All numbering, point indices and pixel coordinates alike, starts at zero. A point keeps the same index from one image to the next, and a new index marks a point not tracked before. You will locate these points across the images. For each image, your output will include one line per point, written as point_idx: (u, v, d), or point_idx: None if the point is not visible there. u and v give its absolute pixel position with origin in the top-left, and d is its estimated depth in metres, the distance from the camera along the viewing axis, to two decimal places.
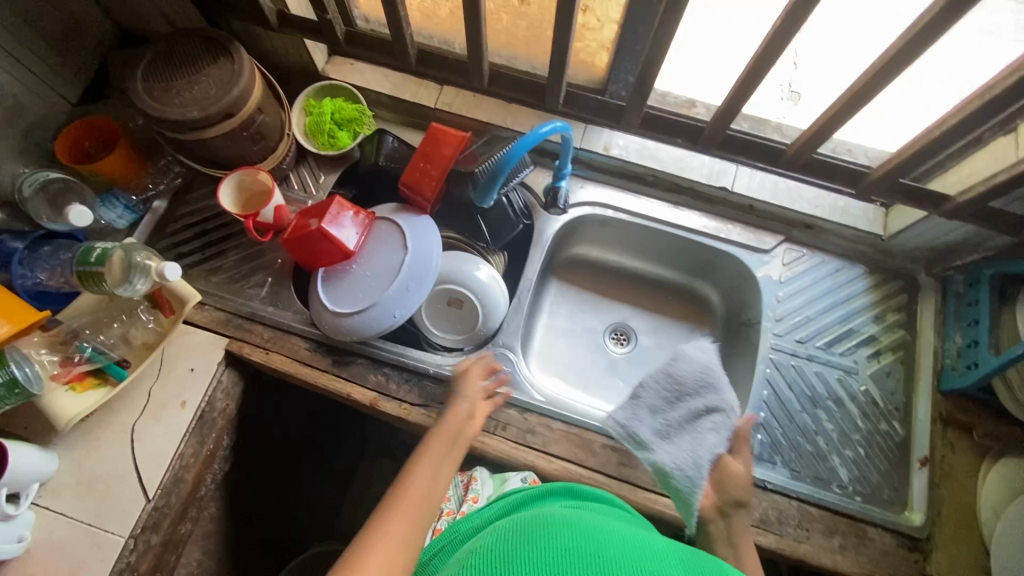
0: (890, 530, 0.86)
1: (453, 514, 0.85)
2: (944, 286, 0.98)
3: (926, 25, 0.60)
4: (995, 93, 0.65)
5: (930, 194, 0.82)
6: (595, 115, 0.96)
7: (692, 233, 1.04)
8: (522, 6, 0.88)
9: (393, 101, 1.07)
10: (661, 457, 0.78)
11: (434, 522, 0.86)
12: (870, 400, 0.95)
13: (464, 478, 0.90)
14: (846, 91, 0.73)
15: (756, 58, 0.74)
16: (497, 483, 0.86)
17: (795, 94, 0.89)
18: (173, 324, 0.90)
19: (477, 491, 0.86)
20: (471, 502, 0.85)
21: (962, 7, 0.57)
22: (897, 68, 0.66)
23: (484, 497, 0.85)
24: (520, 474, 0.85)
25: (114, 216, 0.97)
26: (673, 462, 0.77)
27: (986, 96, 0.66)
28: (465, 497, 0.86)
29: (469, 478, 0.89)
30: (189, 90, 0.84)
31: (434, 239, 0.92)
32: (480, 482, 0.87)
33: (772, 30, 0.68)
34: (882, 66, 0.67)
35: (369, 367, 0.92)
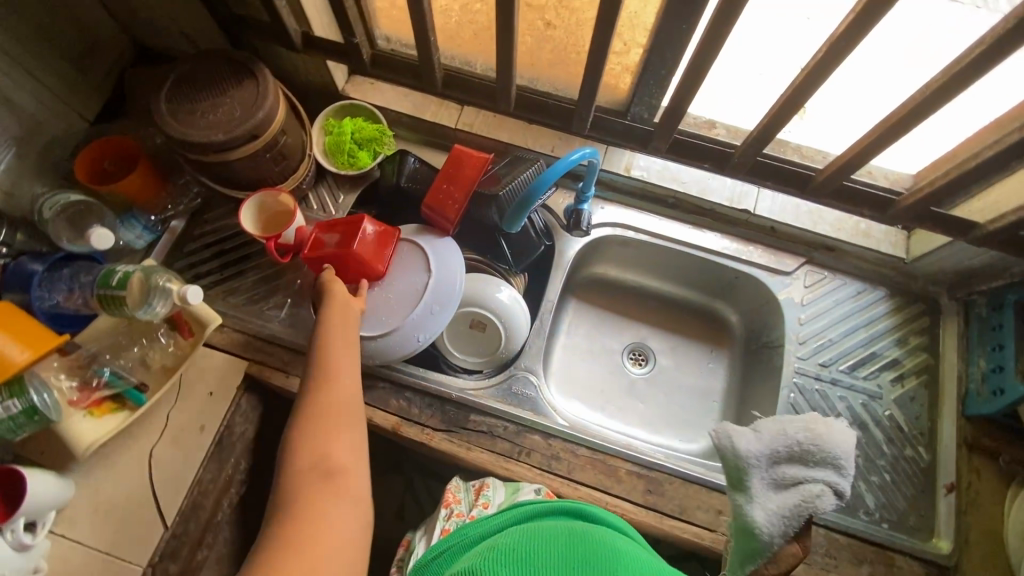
0: (917, 557, 0.85)
1: (463, 517, 0.78)
2: (966, 310, 0.98)
3: (971, 62, 0.60)
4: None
5: (958, 222, 0.82)
6: (620, 138, 0.96)
7: (713, 255, 1.04)
8: (548, 30, 0.87)
9: (413, 121, 1.06)
10: (756, 510, 0.60)
11: (440, 522, 0.79)
12: (895, 425, 0.94)
13: (476, 483, 0.84)
14: (881, 122, 0.73)
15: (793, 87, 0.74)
16: (510, 491, 0.81)
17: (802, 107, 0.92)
18: (193, 347, 0.88)
19: (489, 498, 0.80)
20: (481, 509, 0.79)
21: (1008, 47, 0.57)
22: (939, 100, 0.66)
23: (496, 505, 0.79)
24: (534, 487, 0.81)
25: (132, 236, 0.95)
26: (766, 519, 0.59)
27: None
28: (476, 502, 0.79)
29: (482, 484, 0.83)
30: (214, 113, 0.84)
31: (457, 261, 0.92)
32: (493, 488, 0.81)
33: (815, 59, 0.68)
34: (922, 98, 0.67)
35: (390, 392, 0.90)
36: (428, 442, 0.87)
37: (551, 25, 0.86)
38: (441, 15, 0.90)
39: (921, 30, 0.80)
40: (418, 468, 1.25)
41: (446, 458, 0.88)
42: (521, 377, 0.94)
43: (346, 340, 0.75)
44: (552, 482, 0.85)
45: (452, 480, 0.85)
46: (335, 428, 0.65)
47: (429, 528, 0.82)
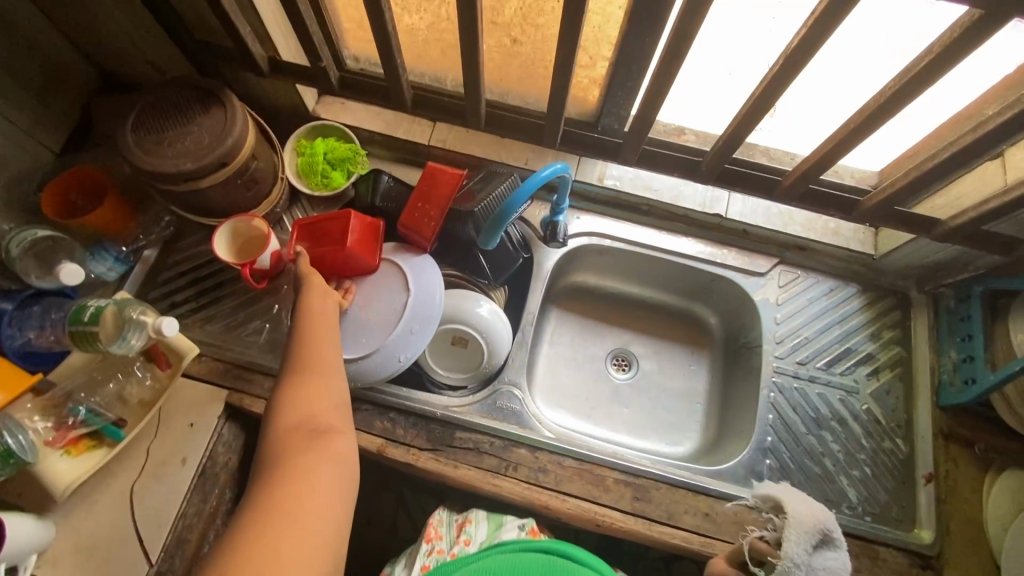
0: (901, 549, 0.87)
1: (444, 554, 0.81)
2: (935, 302, 1.01)
3: (922, 71, 0.62)
4: (988, 130, 0.67)
5: (921, 219, 0.84)
6: (591, 151, 0.98)
7: (689, 260, 1.05)
8: (514, 46, 0.88)
9: (386, 139, 1.07)
10: None
11: (421, 558, 0.81)
12: (873, 419, 0.96)
13: (459, 516, 0.87)
14: (841, 128, 0.75)
15: (756, 97, 0.76)
16: (493, 527, 0.84)
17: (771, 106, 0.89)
18: (171, 379, 0.87)
19: (471, 534, 0.84)
20: (462, 546, 0.83)
21: (956, 57, 0.59)
22: (898, 105, 0.67)
23: (477, 542, 0.83)
24: (520, 522, 0.84)
25: (103, 268, 0.94)
26: None
27: (981, 130, 0.68)
28: (458, 540, 0.83)
29: (464, 519, 0.86)
30: (182, 141, 0.83)
31: (435, 276, 0.92)
32: (475, 524, 0.84)
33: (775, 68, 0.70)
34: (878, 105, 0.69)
35: (374, 413, 0.90)
36: (414, 462, 0.87)
37: (517, 41, 0.87)
38: (408, 34, 0.91)
39: (920, 30, 0.67)
40: (407, 485, 1.24)
41: (434, 477, 0.88)
42: (505, 392, 0.94)
43: (324, 321, 0.77)
44: (540, 496, 0.86)
45: (434, 511, 0.88)
46: (317, 395, 0.68)
47: (407, 559, 0.84)
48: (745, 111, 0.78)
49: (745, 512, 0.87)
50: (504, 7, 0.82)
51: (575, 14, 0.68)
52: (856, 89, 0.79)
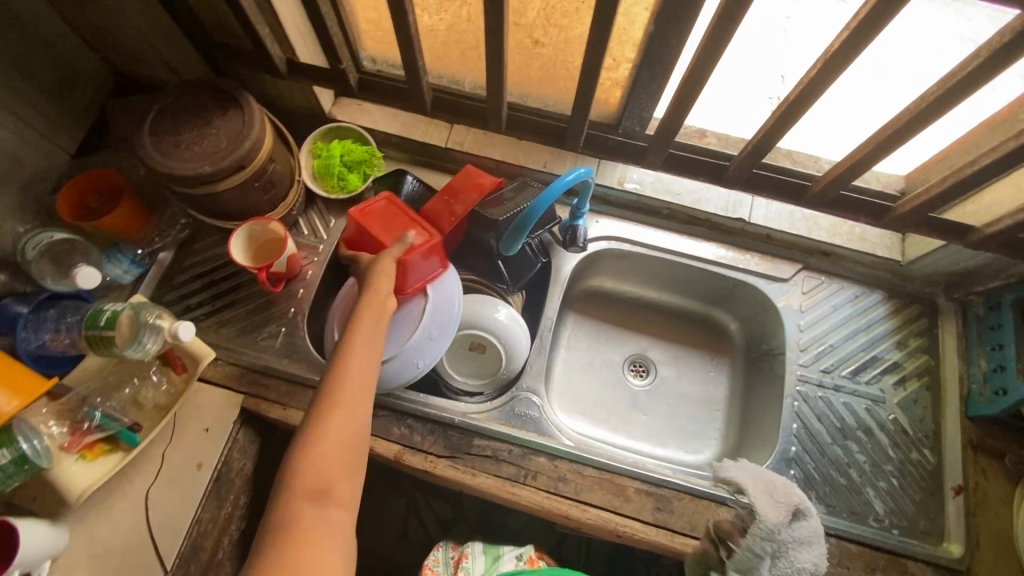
0: (930, 563, 0.85)
1: None
2: (963, 309, 0.98)
3: (968, 75, 0.60)
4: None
5: (955, 226, 0.82)
6: (617, 154, 0.97)
7: (710, 265, 1.03)
8: (536, 47, 0.87)
9: (403, 141, 1.05)
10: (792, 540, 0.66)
11: None
12: (899, 429, 0.93)
13: (455, 554, 0.89)
14: (877, 133, 0.72)
15: (789, 99, 0.73)
16: (489, 560, 0.87)
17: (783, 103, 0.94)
18: (186, 384, 0.86)
19: (469, 569, 0.86)
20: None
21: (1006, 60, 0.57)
22: (941, 109, 0.65)
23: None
24: (517, 551, 0.88)
25: (120, 271, 0.93)
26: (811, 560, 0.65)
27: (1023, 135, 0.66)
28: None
29: (461, 554, 0.88)
30: (199, 144, 0.82)
31: (454, 281, 0.91)
32: (472, 559, 0.87)
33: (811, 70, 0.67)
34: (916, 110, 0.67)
35: (391, 420, 0.89)
36: (431, 469, 0.86)
37: (539, 43, 0.85)
38: (428, 35, 0.89)
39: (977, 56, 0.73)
40: (420, 490, 1.23)
41: (451, 484, 0.87)
42: (523, 398, 0.93)
43: (372, 344, 0.73)
44: (559, 506, 0.84)
45: (430, 552, 0.90)
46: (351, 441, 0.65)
47: None
48: (776, 116, 0.76)
49: None
50: (528, 8, 0.80)
51: (604, 16, 0.66)
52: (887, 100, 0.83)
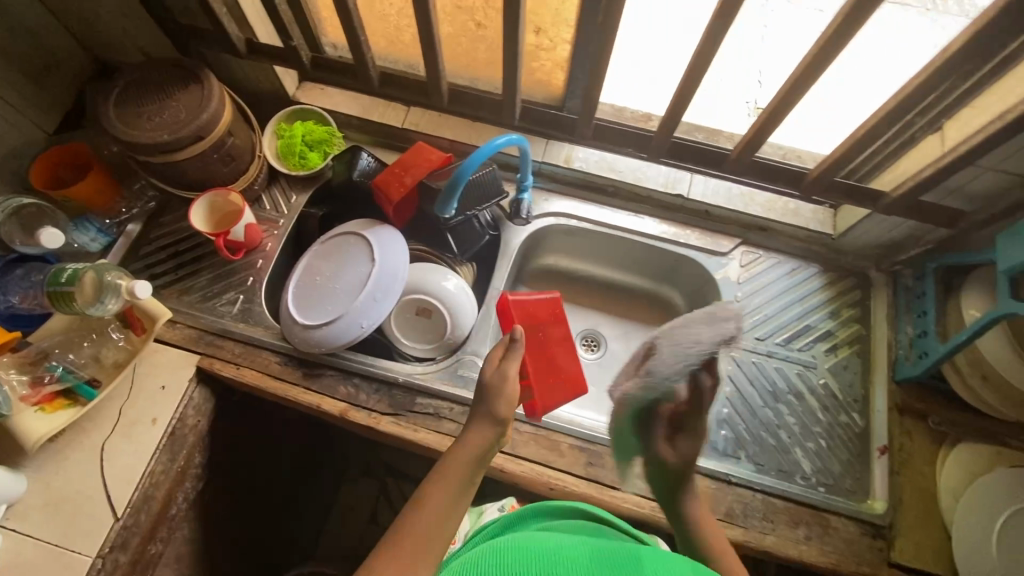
0: (853, 519, 0.88)
1: None
2: (893, 280, 1.03)
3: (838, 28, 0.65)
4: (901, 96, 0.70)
5: (866, 192, 0.87)
6: (549, 128, 1.01)
7: (653, 240, 1.08)
8: (479, 30, 0.92)
9: (363, 122, 1.11)
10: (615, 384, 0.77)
11: None
12: (829, 393, 0.97)
13: None
14: (773, 100, 0.78)
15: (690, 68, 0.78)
16: (475, 517, 0.93)
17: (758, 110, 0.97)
18: (144, 344, 0.91)
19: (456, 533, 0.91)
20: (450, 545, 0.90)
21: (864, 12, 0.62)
22: (821, 66, 0.70)
23: (462, 536, 0.91)
24: (500, 504, 0.93)
25: (86, 239, 0.99)
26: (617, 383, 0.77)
27: (902, 94, 0.71)
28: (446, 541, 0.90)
29: None
30: (159, 115, 0.88)
31: (401, 248, 0.96)
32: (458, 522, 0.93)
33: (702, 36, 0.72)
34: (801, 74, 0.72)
35: (339, 379, 0.93)
36: (375, 425, 0.90)
37: (481, 25, 0.91)
38: (380, 20, 0.95)
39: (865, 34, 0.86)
40: None
41: (394, 441, 0.91)
42: (468, 361, 0.97)
43: (455, 491, 0.60)
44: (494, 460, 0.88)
45: None
46: None
47: None
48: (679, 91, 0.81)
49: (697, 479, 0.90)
50: None
51: None
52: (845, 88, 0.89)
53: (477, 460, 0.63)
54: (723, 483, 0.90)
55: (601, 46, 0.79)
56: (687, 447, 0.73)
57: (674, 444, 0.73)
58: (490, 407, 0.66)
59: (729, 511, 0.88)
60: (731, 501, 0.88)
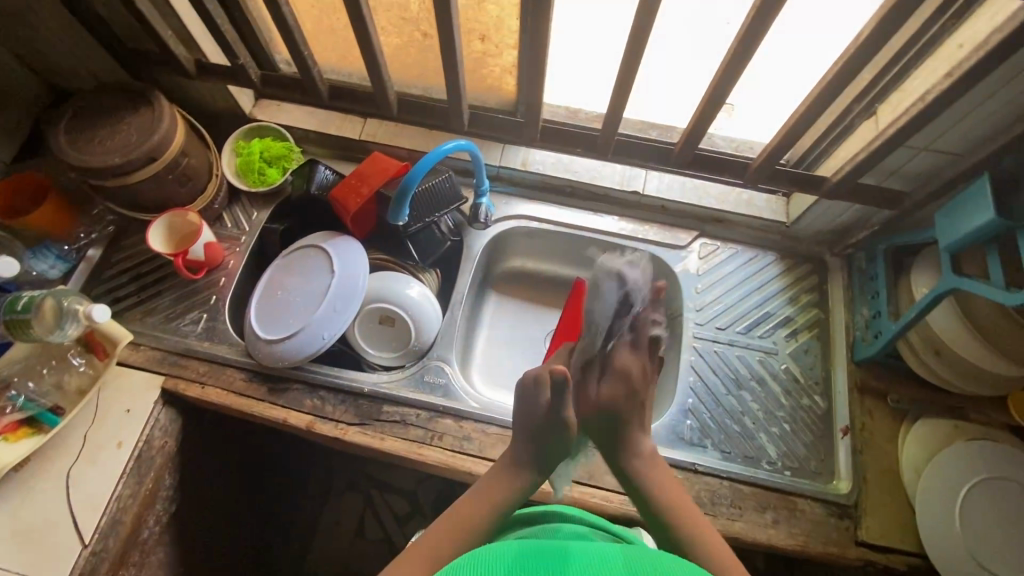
0: (819, 500, 0.89)
1: None
2: (848, 264, 1.05)
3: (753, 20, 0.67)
4: (827, 81, 0.72)
5: (809, 179, 0.89)
6: (500, 132, 1.02)
7: (613, 237, 1.09)
8: (426, 40, 0.94)
9: (321, 137, 1.12)
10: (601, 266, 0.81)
11: None
12: (791, 378, 0.99)
13: None
14: (707, 91, 0.80)
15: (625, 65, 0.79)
16: None
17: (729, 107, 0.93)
18: (107, 367, 0.92)
19: None
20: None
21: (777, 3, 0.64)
22: (743, 58, 0.72)
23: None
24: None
25: (46, 266, 0.98)
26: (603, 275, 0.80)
27: (825, 80, 0.74)
28: None
29: None
30: (111, 139, 0.88)
31: (360, 258, 0.96)
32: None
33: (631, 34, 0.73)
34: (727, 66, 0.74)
35: (304, 392, 0.93)
36: (342, 436, 0.90)
37: (428, 35, 0.92)
38: (328, 33, 0.96)
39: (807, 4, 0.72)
40: None
41: (362, 451, 0.91)
42: (434, 367, 0.98)
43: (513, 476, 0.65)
44: (461, 463, 0.88)
45: None
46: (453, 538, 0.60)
47: None
48: (618, 88, 0.83)
49: None
50: (409, 3, 0.87)
51: None
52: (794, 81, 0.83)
53: (520, 496, 0.65)
54: (690, 473, 0.91)
55: (536, 47, 0.80)
56: (610, 392, 0.66)
57: (595, 388, 0.68)
58: (537, 455, 0.66)
59: (696, 500, 0.89)
60: (698, 490, 0.89)
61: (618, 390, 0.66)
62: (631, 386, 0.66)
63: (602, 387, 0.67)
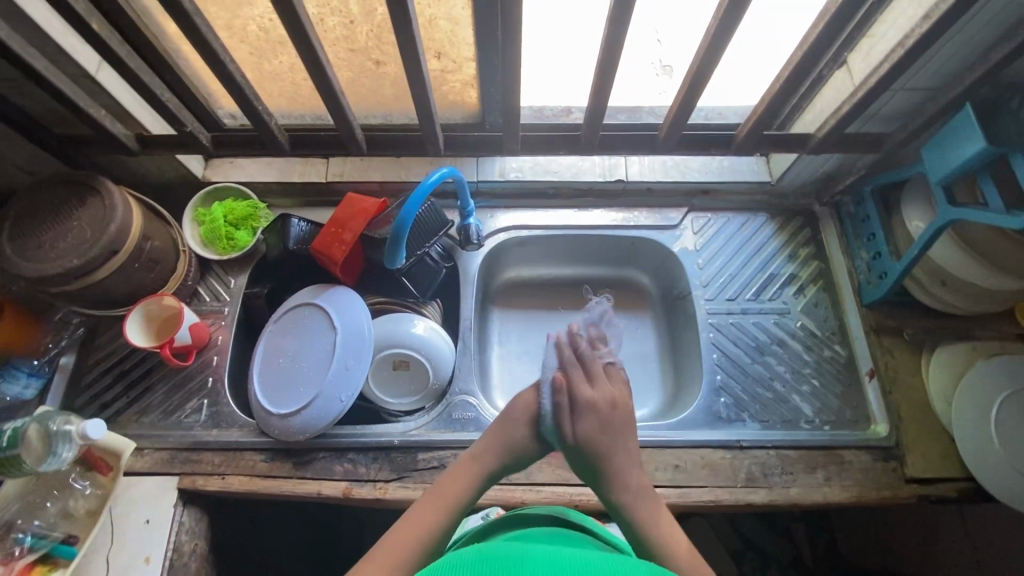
0: (863, 448, 0.91)
1: None
2: (837, 210, 1.06)
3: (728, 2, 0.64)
4: (806, 45, 0.71)
5: (794, 138, 0.89)
6: (476, 150, 0.99)
7: (606, 230, 1.08)
8: (380, 67, 0.89)
9: (284, 187, 1.06)
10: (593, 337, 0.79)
11: None
12: (809, 333, 1.00)
13: None
14: (687, 74, 0.77)
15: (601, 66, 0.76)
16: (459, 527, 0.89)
17: (668, 69, 0.94)
18: (115, 481, 0.85)
19: None
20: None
21: None
22: (722, 41, 0.70)
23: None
24: (483, 511, 0.87)
25: (19, 387, 0.89)
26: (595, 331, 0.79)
27: (804, 44, 0.72)
28: None
29: None
30: (62, 239, 0.80)
31: (358, 307, 0.91)
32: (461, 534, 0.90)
33: (605, 33, 0.70)
34: (705, 51, 0.72)
35: (332, 459, 0.89)
36: (383, 496, 0.85)
37: (381, 62, 0.87)
38: (273, 78, 0.90)
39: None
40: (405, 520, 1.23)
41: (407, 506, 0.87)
42: (459, 402, 0.94)
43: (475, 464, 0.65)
44: (512, 494, 0.87)
45: None
46: (422, 520, 0.57)
47: None
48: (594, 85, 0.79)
49: (712, 453, 0.90)
50: (356, 32, 0.82)
51: (405, 22, 0.67)
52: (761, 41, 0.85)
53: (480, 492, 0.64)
54: (738, 450, 0.90)
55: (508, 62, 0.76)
56: (588, 425, 0.65)
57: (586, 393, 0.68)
58: (506, 446, 0.66)
59: (750, 475, 0.89)
60: (749, 465, 0.89)
61: (598, 423, 0.66)
62: (604, 417, 0.66)
63: (583, 416, 0.66)
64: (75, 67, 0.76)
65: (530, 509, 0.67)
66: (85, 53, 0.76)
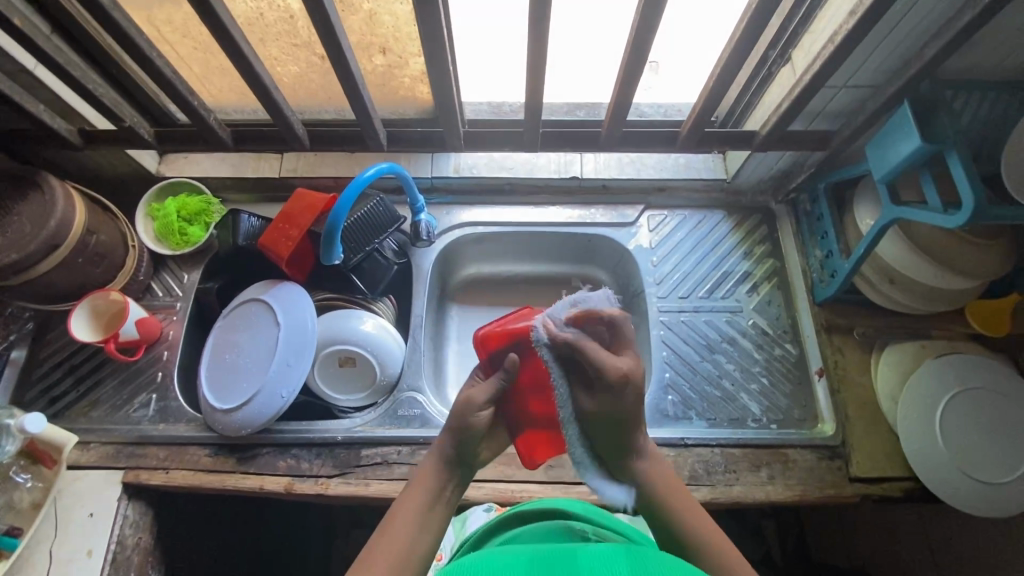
0: (808, 446, 0.90)
1: None
2: (794, 208, 1.06)
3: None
4: (736, 43, 0.71)
5: (740, 136, 0.89)
6: (423, 145, 0.97)
7: (561, 227, 1.07)
8: (325, 62, 0.88)
9: (239, 182, 1.06)
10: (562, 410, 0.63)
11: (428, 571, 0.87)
12: (761, 331, 1.00)
13: None
14: (620, 70, 0.77)
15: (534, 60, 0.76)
16: (459, 527, 0.87)
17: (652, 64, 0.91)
18: (58, 474, 0.84)
19: (440, 547, 0.87)
20: (437, 561, 0.87)
21: None
22: (647, 36, 0.69)
23: (449, 550, 0.86)
24: (484, 506, 0.87)
25: None
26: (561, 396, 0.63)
27: (733, 42, 0.72)
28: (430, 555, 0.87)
29: None
30: (1, 234, 0.80)
31: (303, 302, 0.91)
32: (443, 536, 0.88)
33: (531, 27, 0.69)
34: (632, 47, 0.72)
35: (276, 454, 0.89)
36: (325, 491, 0.86)
37: (325, 57, 0.86)
38: (219, 73, 0.89)
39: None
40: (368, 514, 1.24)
41: (349, 501, 0.87)
42: (407, 398, 0.94)
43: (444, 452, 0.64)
44: None
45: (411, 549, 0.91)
46: (407, 518, 0.59)
47: None
48: (530, 83, 0.80)
49: (656, 451, 0.90)
50: (297, 27, 0.81)
51: (324, 18, 0.67)
52: (702, 47, 0.86)
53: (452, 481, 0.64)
54: (682, 447, 0.90)
55: (440, 57, 0.75)
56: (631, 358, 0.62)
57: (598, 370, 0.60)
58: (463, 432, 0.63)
59: (693, 472, 0.88)
60: (693, 463, 0.89)
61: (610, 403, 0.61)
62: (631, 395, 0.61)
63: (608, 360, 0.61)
64: (10, 62, 0.76)
65: (529, 505, 0.66)
66: (19, 49, 0.76)
